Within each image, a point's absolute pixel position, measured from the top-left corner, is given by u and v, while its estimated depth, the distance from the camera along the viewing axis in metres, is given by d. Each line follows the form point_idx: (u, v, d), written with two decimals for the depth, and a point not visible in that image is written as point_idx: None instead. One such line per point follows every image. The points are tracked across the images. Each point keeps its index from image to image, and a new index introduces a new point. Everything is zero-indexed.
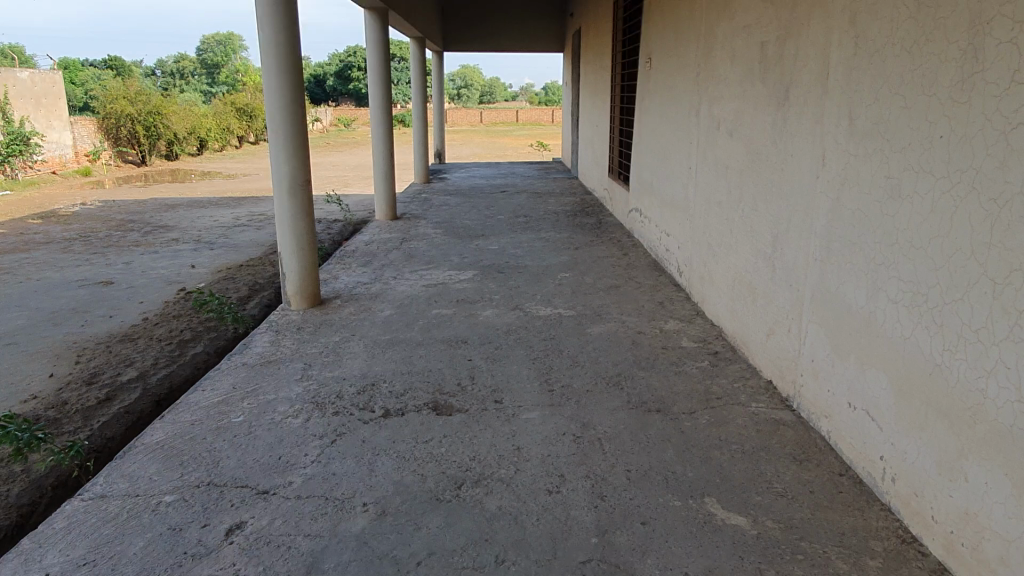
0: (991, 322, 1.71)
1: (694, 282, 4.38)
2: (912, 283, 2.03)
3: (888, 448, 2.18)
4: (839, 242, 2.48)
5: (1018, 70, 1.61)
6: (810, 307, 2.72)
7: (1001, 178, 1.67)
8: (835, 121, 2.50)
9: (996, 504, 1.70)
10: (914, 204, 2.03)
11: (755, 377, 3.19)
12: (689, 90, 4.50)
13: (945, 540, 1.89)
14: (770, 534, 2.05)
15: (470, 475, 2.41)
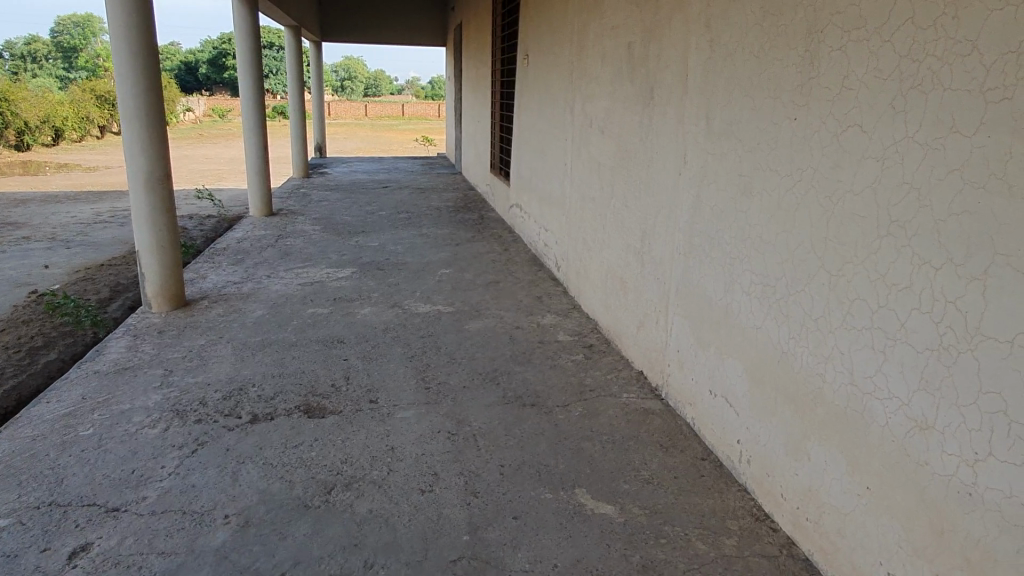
0: (827, 311, 1.83)
1: (570, 276, 4.47)
2: (763, 276, 2.15)
3: (744, 433, 2.29)
4: (700, 238, 2.58)
5: (847, 77, 1.72)
6: (675, 299, 2.83)
7: (834, 177, 1.79)
8: (694, 121, 2.61)
9: (833, 480, 1.82)
10: (763, 201, 2.14)
11: (626, 368, 3.29)
12: (564, 88, 4.57)
13: (793, 516, 2.01)
14: (635, 521, 2.11)
15: (341, 478, 2.35)
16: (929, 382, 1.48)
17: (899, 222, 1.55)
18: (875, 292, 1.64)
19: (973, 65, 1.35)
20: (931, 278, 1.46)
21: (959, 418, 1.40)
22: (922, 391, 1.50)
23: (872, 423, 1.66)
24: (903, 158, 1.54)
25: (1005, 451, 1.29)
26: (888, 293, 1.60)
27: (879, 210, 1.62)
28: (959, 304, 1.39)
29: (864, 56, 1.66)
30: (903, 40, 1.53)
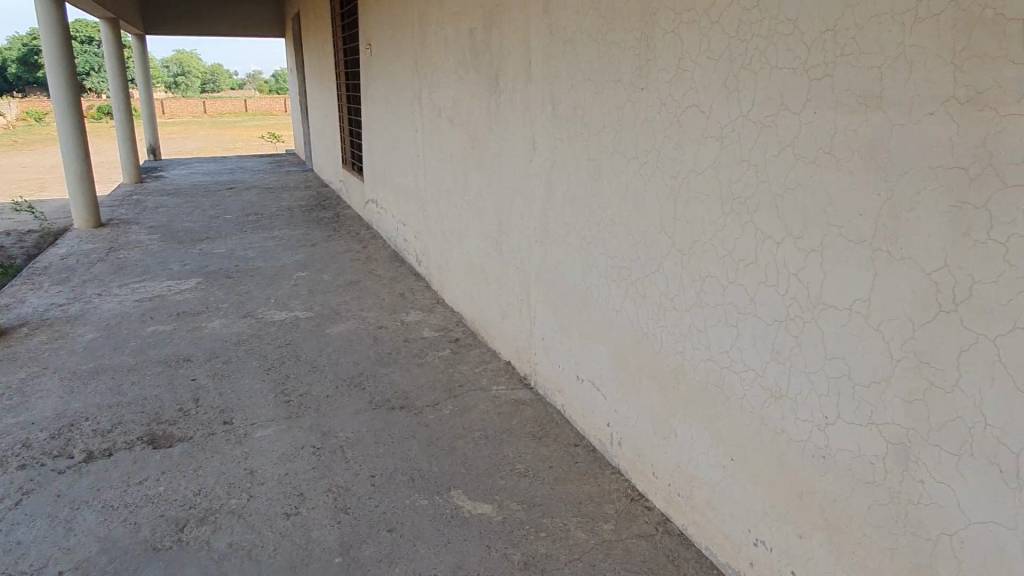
0: (682, 290, 1.86)
1: (432, 270, 4.38)
2: (619, 258, 2.16)
3: (613, 415, 2.31)
4: (556, 224, 2.57)
5: (682, 58, 1.75)
6: (536, 287, 2.82)
7: (678, 158, 1.81)
8: (541, 107, 2.59)
9: (700, 454, 1.86)
10: (613, 183, 2.15)
11: (495, 359, 3.26)
12: (409, 78, 4.45)
13: (666, 493, 2.04)
14: (513, 517, 2.08)
15: (195, 513, 2.15)
16: (779, 353, 1.53)
17: (740, 199, 1.59)
18: (724, 268, 1.68)
19: (796, 43, 1.39)
20: (773, 251, 1.51)
21: (809, 384, 1.45)
22: (774, 361, 1.54)
23: (731, 396, 1.70)
24: (740, 136, 1.57)
25: (851, 413, 1.35)
26: (736, 268, 1.64)
27: (722, 188, 1.65)
28: (801, 275, 1.44)
29: (696, 37, 1.68)
30: (731, 20, 1.56)
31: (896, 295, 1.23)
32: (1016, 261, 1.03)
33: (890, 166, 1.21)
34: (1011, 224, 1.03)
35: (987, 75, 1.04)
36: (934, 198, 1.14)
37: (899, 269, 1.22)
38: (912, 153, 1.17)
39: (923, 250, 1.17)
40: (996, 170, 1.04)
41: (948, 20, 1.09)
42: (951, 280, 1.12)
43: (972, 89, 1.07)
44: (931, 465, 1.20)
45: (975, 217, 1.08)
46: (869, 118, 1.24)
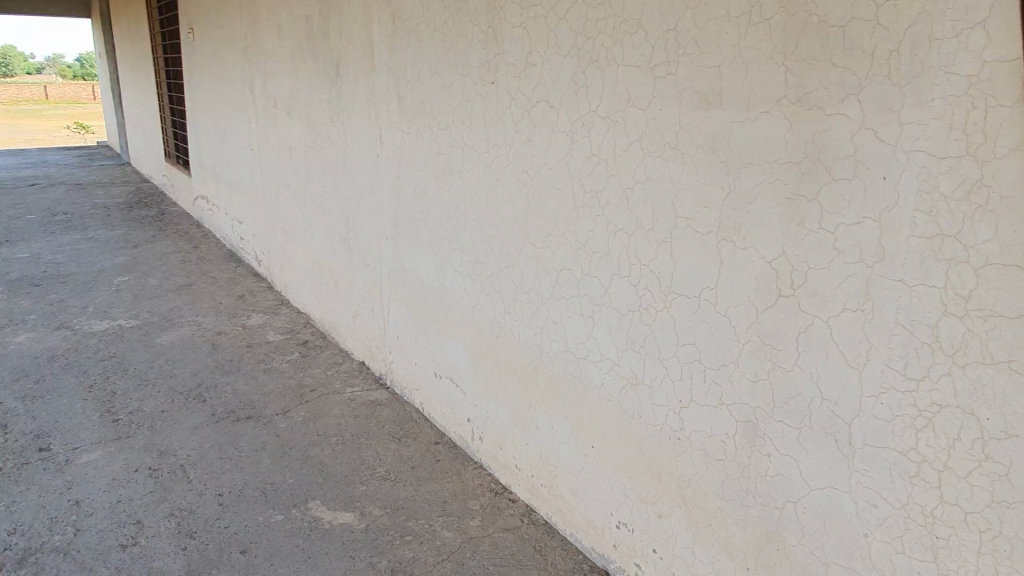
0: (538, 283, 1.87)
1: (274, 270, 4.16)
2: (473, 253, 2.14)
3: (472, 410, 2.29)
4: (407, 219, 2.51)
5: (530, 53, 1.75)
6: (388, 284, 2.75)
7: (530, 152, 1.81)
8: (386, 99, 2.52)
9: (561, 444, 1.89)
10: (464, 178, 2.12)
11: (347, 360, 3.15)
12: (239, 66, 4.18)
13: (529, 484, 2.06)
14: (377, 524, 2.02)
15: (9, 556, 1.89)
16: (634, 341, 1.58)
17: (592, 192, 1.62)
18: (579, 260, 1.71)
19: (640, 42, 1.43)
20: (626, 243, 1.55)
21: (663, 370, 1.51)
22: (629, 349, 1.60)
23: (589, 386, 1.74)
24: (590, 131, 1.60)
25: (702, 395, 1.43)
26: (590, 260, 1.67)
27: (575, 182, 1.67)
28: (652, 266, 1.50)
29: (543, 33, 1.69)
30: (577, 17, 1.58)
31: (740, 283, 1.30)
32: (844, 248, 1.12)
33: (731, 161, 1.28)
34: (839, 214, 1.12)
35: (814, 77, 1.12)
36: (772, 191, 1.22)
37: (742, 257, 1.29)
38: (751, 149, 1.24)
39: (764, 240, 1.25)
40: (824, 165, 1.13)
41: (779, 24, 1.16)
42: (789, 267, 1.21)
43: (801, 90, 1.15)
44: (776, 440, 1.29)
45: (807, 208, 1.16)
46: (711, 115, 1.31)
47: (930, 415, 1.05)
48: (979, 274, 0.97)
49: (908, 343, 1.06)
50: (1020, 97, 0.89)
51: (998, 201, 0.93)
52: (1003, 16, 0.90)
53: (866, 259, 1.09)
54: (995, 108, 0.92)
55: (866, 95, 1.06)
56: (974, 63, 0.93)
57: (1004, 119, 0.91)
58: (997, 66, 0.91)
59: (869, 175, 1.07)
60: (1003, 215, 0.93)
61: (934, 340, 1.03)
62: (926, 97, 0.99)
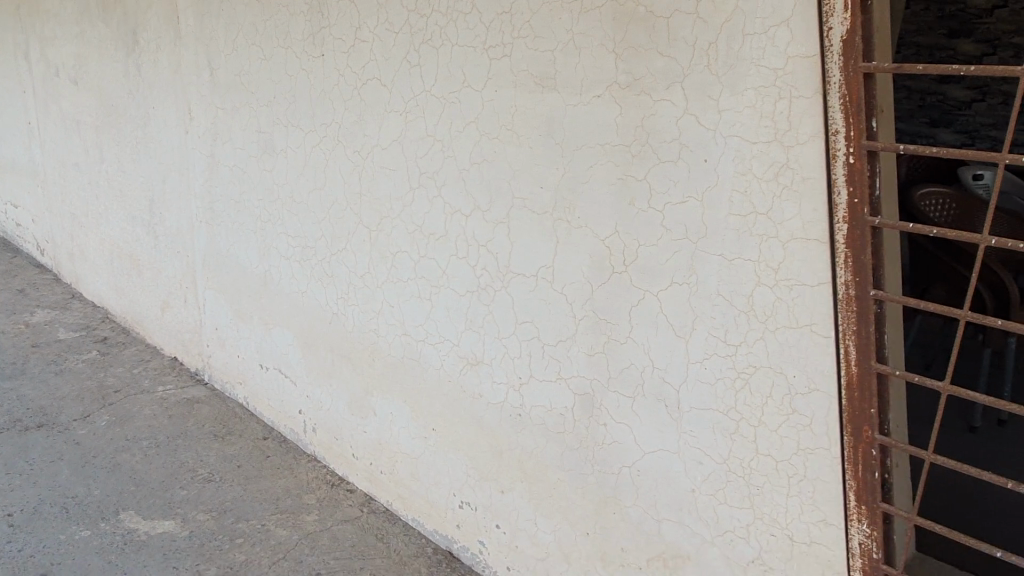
0: (372, 266, 1.80)
1: (61, 260, 3.70)
2: (299, 237, 2.03)
3: (304, 401, 2.17)
4: (223, 202, 2.34)
5: (357, 28, 1.67)
6: (203, 272, 2.54)
7: (360, 132, 1.73)
8: (196, 72, 2.31)
9: (400, 429, 1.85)
10: (288, 158, 2.00)
11: (156, 357, 2.88)
12: (9, 27, 3.65)
13: (367, 473, 1.99)
14: (202, 529, 1.88)
15: None
16: (473, 322, 1.59)
17: (428, 172, 1.59)
18: (415, 242, 1.67)
19: (474, 22, 1.41)
20: (463, 224, 1.54)
21: (502, 348, 1.54)
22: (468, 330, 1.60)
23: (428, 368, 1.72)
24: (423, 111, 1.56)
25: (541, 370, 1.47)
26: (427, 242, 1.64)
27: (409, 162, 1.63)
28: (489, 246, 1.50)
29: (372, 7, 1.62)
30: None
31: (576, 261, 1.35)
32: (671, 226, 1.20)
33: (565, 142, 1.32)
34: (666, 194, 1.19)
35: (642, 64, 1.18)
36: (604, 172, 1.27)
37: (577, 236, 1.34)
38: (583, 132, 1.29)
39: (597, 219, 1.30)
40: (652, 148, 1.20)
41: (608, 12, 1.21)
42: (621, 244, 1.28)
43: (631, 76, 1.20)
44: (611, 409, 1.36)
45: (637, 188, 1.23)
46: (545, 97, 1.33)
47: (747, 376, 1.16)
48: (785, 248, 1.08)
49: (727, 312, 1.16)
50: (817, 89, 1.01)
51: (800, 182, 1.04)
52: (803, 16, 1.00)
53: (691, 235, 1.18)
54: (797, 98, 1.03)
55: (689, 83, 1.13)
56: (780, 57, 1.03)
57: (804, 108, 1.02)
58: (799, 60, 1.02)
59: (692, 158, 1.15)
60: (804, 195, 1.04)
61: (748, 308, 1.14)
62: (740, 87, 1.08)
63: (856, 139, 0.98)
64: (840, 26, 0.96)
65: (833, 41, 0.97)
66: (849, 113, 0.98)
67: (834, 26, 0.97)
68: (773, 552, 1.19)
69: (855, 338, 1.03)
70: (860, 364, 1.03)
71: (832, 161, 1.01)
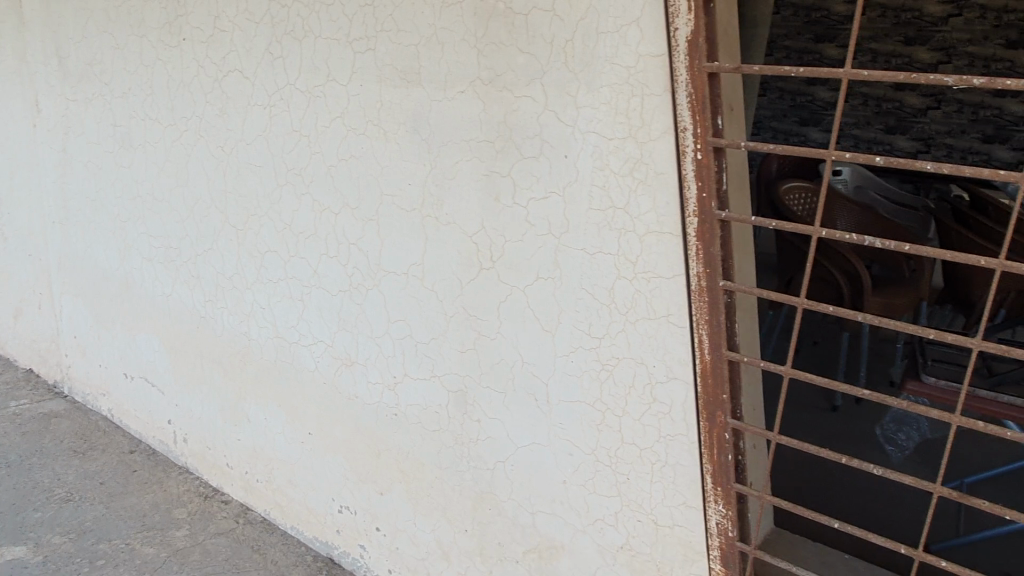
0: (241, 267, 1.72)
1: None
2: (162, 237, 1.91)
3: (174, 411, 2.05)
4: (78, 202, 2.18)
5: (216, 17, 1.58)
6: (59, 276, 2.36)
7: (223, 126, 1.65)
8: (44, 62, 2.14)
9: (275, 435, 1.78)
10: (148, 153, 1.88)
11: (10, 369, 2.66)
12: None
13: (243, 482, 1.91)
14: (58, 552, 1.77)
15: None
16: (346, 321, 1.55)
17: (295, 170, 1.53)
18: (284, 241, 1.61)
19: (336, 14, 1.37)
20: (332, 222, 1.50)
21: (376, 348, 1.51)
22: (341, 330, 1.56)
23: (302, 371, 1.67)
24: (288, 105, 1.50)
25: (415, 369, 1.46)
26: (296, 241, 1.58)
27: (274, 158, 1.56)
28: (359, 244, 1.47)
29: None
30: None
31: (445, 258, 1.35)
32: (536, 221, 1.21)
33: (432, 139, 1.30)
34: (529, 190, 1.21)
35: (503, 60, 1.18)
36: (469, 169, 1.27)
37: (446, 233, 1.33)
38: (448, 128, 1.27)
39: (465, 216, 1.30)
40: (514, 144, 1.21)
41: (468, 8, 1.19)
42: (489, 240, 1.28)
43: (493, 72, 1.20)
44: (484, 404, 1.37)
45: (502, 184, 1.24)
46: (410, 93, 1.31)
47: (610, 367, 1.19)
48: (642, 241, 1.11)
49: (590, 306, 1.19)
50: (667, 87, 1.03)
51: (653, 176, 1.07)
52: (652, 16, 1.02)
53: (554, 231, 1.20)
54: (649, 96, 1.05)
55: (548, 80, 1.14)
56: (632, 55, 1.05)
57: (655, 105, 1.05)
58: (649, 59, 1.04)
59: (553, 154, 1.17)
60: (657, 190, 1.07)
61: (610, 301, 1.16)
62: (596, 84, 1.10)
63: (703, 136, 1.01)
64: (685, 26, 0.99)
65: (679, 40, 1.00)
66: (696, 112, 1.01)
67: (679, 26, 0.99)
68: (639, 537, 1.24)
69: (708, 327, 1.07)
70: (712, 352, 1.08)
71: (682, 157, 1.04)
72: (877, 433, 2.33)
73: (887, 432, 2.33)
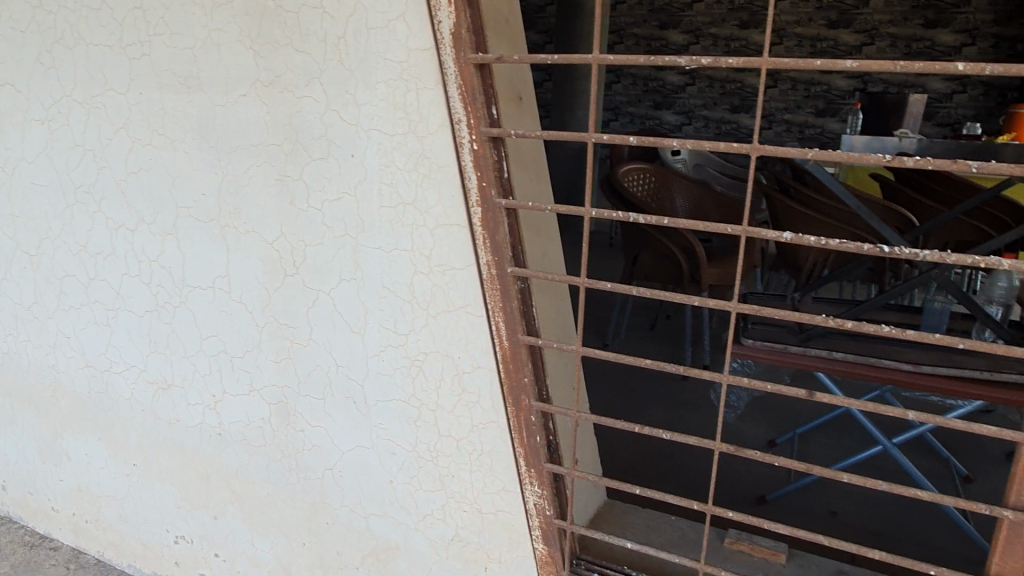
0: (39, 295, 1.60)
1: None
2: None
3: None
4: None
5: None
6: None
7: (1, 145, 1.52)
8: None
9: (98, 470, 1.67)
10: None
11: None
12: None
13: (72, 524, 1.78)
14: None
15: None
16: (157, 343, 1.47)
17: (82, 186, 1.44)
18: (81, 264, 1.51)
19: (106, 19, 1.29)
20: (129, 239, 1.42)
21: (191, 367, 1.44)
22: (153, 352, 1.48)
23: (117, 400, 1.57)
24: (67, 119, 1.40)
25: (233, 386, 1.40)
26: (94, 263, 1.49)
27: (58, 175, 1.46)
28: (161, 261, 1.39)
29: None
30: None
31: (249, 267, 1.30)
32: (331, 223, 1.19)
33: (219, 146, 1.25)
34: (321, 192, 1.19)
35: (280, 60, 1.15)
36: (262, 174, 1.23)
37: (245, 242, 1.29)
38: (236, 133, 1.23)
39: (262, 222, 1.26)
40: (301, 147, 1.18)
41: (240, 8, 1.15)
42: (289, 246, 1.25)
43: (271, 73, 1.16)
44: (306, 413, 1.34)
45: (294, 188, 1.21)
46: (192, 98, 1.25)
47: (419, 363, 1.20)
48: (434, 235, 1.11)
49: (393, 303, 1.19)
50: (438, 81, 1.04)
51: (437, 169, 1.08)
52: (416, 11, 1.02)
53: (350, 231, 1.18)
54: (423, 90, 1.05)
55: (326, 78, 1.12)
56: (402, 50, 1.05)
57: (429, 99, 1.05)
58: (419, 53, 1.04)
59: (340, 154, 1.15)
60: (441, 182, 1.08)
61: (412, 297, 1.17)
62: (372, 80, 1.09)
63: (477, 127, 1.02)
64: (447, 19, 0.99)
65: (444, 33, 1.00)
66: (467, 104, 1.02)
67: (442, 19, 0.99)
68: (466, 527, 1.25)
69: (503, 314, 1.09)
70: (510, 337, 1.10)
71: (460, 147, 1.05)
72: (711, 396, 2.54)
73: (720, 393, 2.54)
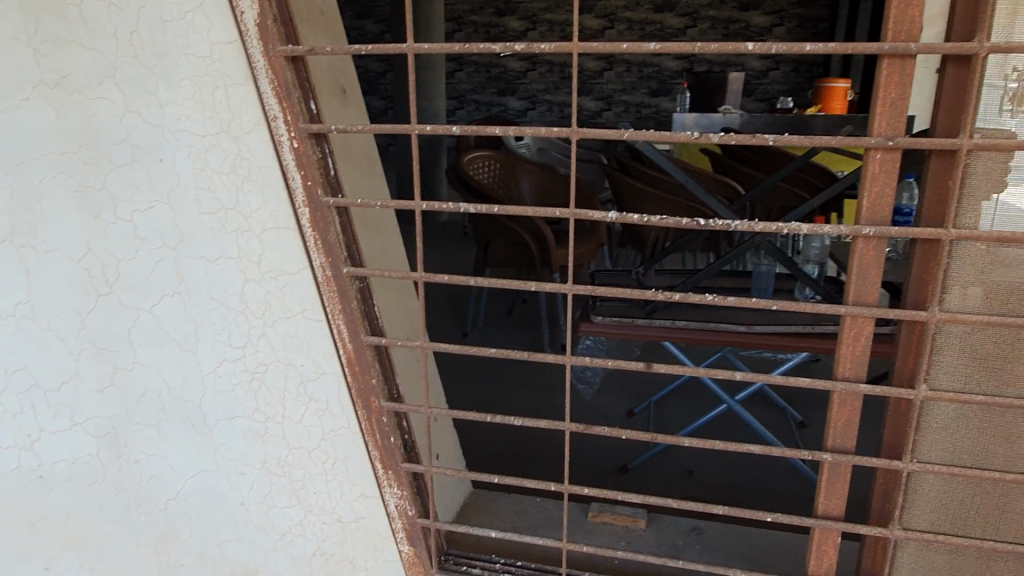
0: None
1: None
2: None
3: None
4: None
5: None
6: None
7: None
8: None
9: None
10: None
11: None
12: None
13: None
14: None
15: None
16: None
17: None
18: None
19: None
20: None
21: None
22: None
23: None
24: None
25: (51, 422, 1.26)
26: None
27: None
28: None
29: None
30: None
31: (55, 289, 1.17)
32: (145, 235, 1.10)
33: (4, 158, 1.12)
34: (131, 201, 1.09)
35: (67, 59, 1.04)
36: (58, 186, 1.11)
37: (47, 263, 1.16)
38: (21, 143, 1.10)
39: (65, 239, 1.14)
40: (102, 153, 1.07)
41: (11, 2, 1.03)
42: (99, 264, 1.14)
43: (58, 73, 1.05)
44: (139, 443, 1.23)
45: (99, 199, 1.10)
46: None
47: (259, 376, 1.13)
48: (261, 238, 1.05)
49: (225, 315, 1.11)
50: (248, 76, 0.97)
51: (257, 170, 1.02)
52: (214, 1, 0.95)
53: (168, 242, 1.09)
54: (231, 86, 0.99)
55: (121, 77, 1.02)
56: (204, 44, 0.98)
57: (239, 95, 0.99)
58: (223, 47, 0.97)
59: (147, 158, 1.06)
60: (263, 184, 1.02)
61: (244, 307, 1.10)
62: (175, 78, 1.01)
63: (294, 124, 0.98)
64: (250, 10, 0.93)
65: (248, 25, 0.94)
66: (282, 100, 0.97)
67: (244, 10, 0.94)
68: (327, 539, 1.21)
69: (342, 315, 1.05)
70: (352, 338, 1.06)
71: (279, 147, 0.99)
72: (567, 374, 2.60)
73: (576, 370, 2.60)
